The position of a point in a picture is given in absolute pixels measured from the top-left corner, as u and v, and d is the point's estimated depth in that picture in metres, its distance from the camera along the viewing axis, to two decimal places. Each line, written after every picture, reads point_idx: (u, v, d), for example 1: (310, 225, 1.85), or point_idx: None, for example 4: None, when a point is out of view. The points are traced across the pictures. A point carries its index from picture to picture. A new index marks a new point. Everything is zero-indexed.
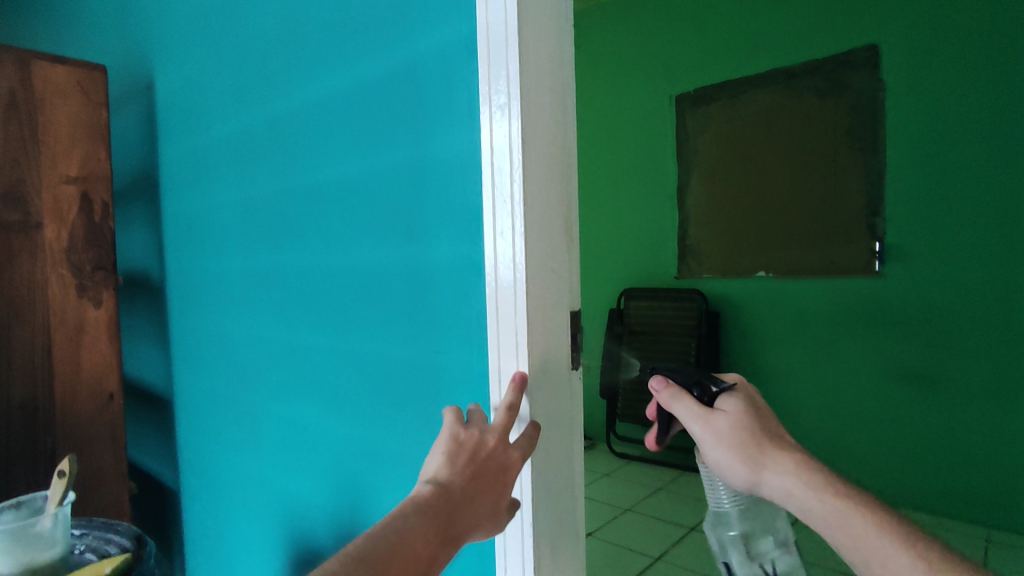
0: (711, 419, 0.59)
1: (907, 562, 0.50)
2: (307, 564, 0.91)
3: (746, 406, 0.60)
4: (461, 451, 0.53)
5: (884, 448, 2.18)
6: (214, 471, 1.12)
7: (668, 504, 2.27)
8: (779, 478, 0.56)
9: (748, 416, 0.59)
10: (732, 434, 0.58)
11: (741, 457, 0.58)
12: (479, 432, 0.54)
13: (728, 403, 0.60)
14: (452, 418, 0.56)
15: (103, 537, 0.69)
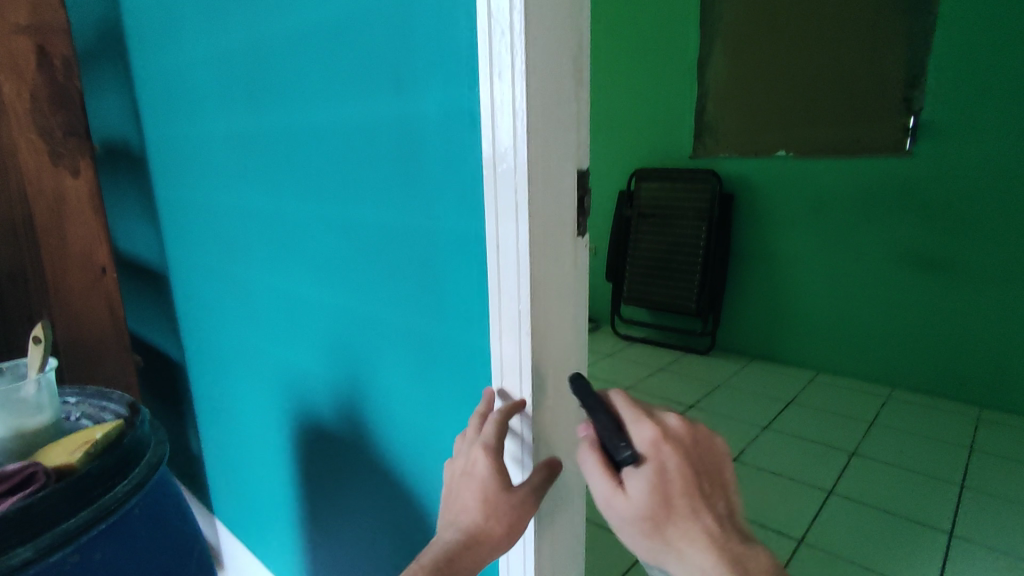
0: (613, 497, 0.46)
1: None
2: (311, 431, 0.93)
3: (659, 479, 0.44)
4: (449, 490, 0.56)
5: (887, 332, 2.19)
6: (215, 345, 1.11)
7: (669, 383, 2.33)
8: None
9: (661, 497, 0.44)
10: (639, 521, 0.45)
11: (644, 544, 0.45)
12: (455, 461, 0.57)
13: (633, 485, 0.45)
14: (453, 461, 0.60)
15: (98, 404, 0.68)
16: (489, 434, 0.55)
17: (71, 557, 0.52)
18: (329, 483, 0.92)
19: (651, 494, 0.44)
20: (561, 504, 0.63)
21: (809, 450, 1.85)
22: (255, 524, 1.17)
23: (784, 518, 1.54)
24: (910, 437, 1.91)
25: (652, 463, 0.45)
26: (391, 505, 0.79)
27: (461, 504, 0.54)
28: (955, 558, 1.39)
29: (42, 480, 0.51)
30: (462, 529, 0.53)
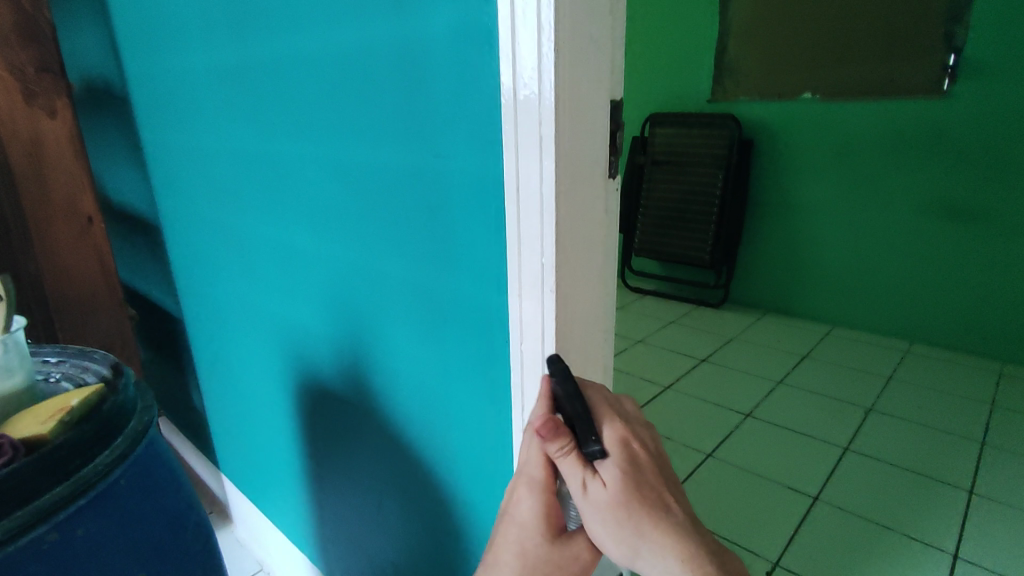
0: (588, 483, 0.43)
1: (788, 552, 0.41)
2: (314, 391, 0.88)
3: (631, 467, 0.42)
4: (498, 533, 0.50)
5: (909, 286, 2.11)
6: (211, 299, 1.06)
7: (681, 337, 2.28)
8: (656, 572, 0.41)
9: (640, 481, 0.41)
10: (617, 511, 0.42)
11: (616, 535, 0.42)
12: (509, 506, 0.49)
13: (609, 471, 0.41)
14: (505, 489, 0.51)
15: (80, 365, 0.63)
16: (533, 470, 0.47)
17: (50, 535, 0.48)
18: (333, 443, 0.87)
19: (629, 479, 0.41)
20: None
21: (825, 406, 1.81)
22: (260, 480, 1.15)
23: (800, 476, 1.51)
24: (928, 393, 1.86)
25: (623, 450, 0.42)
26: (397, 468, 0.75)
27: (511, 554, 0.49)
28: (976, 517, 1.36)
29: (8, 454, 0.46)
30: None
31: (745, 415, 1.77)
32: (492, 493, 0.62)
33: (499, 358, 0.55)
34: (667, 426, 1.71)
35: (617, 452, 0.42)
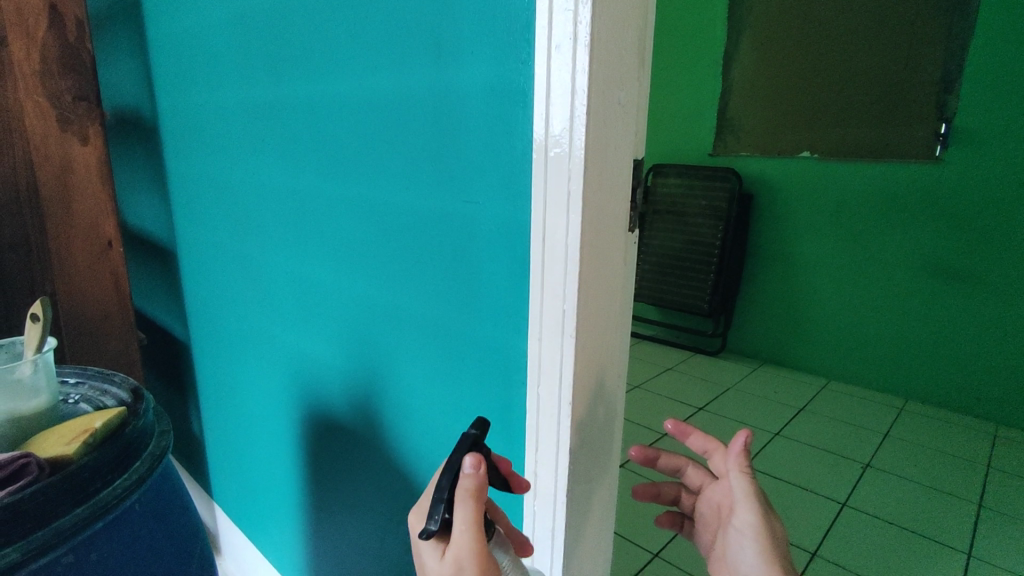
0: (459, 563, 0.41)
1: None
2: (319, 421, 0.88)
3: (763, 510, 0.55)
4: None
5: (904, 343, 2.14)
6: (222, 326, 1.07)
7: (678, 383, 2.29)
8: None
9: (769, 510, 0.55)
10: (751, 537, 0.54)
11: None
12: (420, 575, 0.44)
13: (747, 516, 0.54)
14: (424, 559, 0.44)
15: (99, 387, 0.64)
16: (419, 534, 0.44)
17: (65, 558, 0.47)
18: (337, 476, 0.88)
19: (764, 508, 0.54)
20: (590, 517, 0.59)
21: (820, 458, 1.81)
22: (255, 511, 1.14)
23: (794, 527, 1.50)
24: (922, 450, 1.87)
25: (750, 478, 0.55)
26: (401, 505, 0.75)
27: None
28: None
29: (33, 474, 0.46)
30: None
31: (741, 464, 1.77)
32: None
33: (515, 398, 0.57)
34: None
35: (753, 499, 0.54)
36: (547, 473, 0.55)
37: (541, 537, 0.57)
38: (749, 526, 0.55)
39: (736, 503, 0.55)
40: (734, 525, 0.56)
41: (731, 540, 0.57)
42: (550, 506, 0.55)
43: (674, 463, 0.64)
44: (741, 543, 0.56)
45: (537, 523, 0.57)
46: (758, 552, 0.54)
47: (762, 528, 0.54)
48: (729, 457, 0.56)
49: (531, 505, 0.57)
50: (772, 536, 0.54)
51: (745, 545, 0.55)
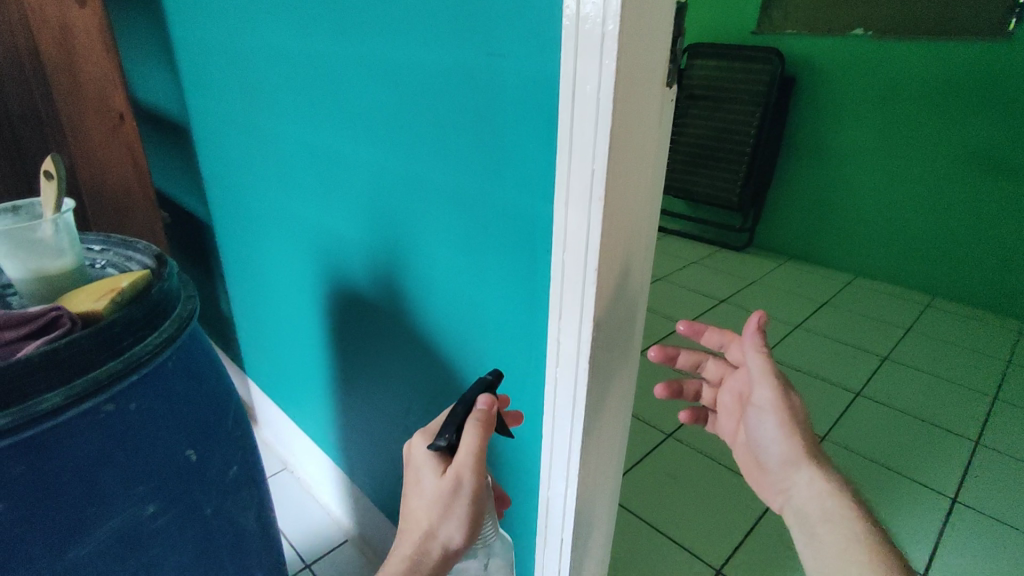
0: (458, 480, 0.49)
1: (809, 476, 0.54)
2: (344, 299, 0.89)
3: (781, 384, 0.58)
4: (416, 508, 0.52)
5: (938, 239, 2.07)
6: (242, 205, 1.06)
7: (701, 277, 2.28)
8: (810, 480, 0.54)
9: (787, 387, 0.58)
10: (770, 410, 0.57)
11: (782, 444, 0.56)
12: (413, 486, 0.53)
13: (764, 390, 0.58)
14: (417, 475, 0.53)
15: (124, 255, 0.64)
16: (421, 453, 0.53)
17: (107, 406, 0.50)
18: (362, 352, 0.90)
19: (782, 384, 0.58)
20: (611, 389, 0.59)
21: (840, 351, 1.82)
22: (286, 385, 1.20)
23: (808, 414, 1.54)
24: (944, 345, 1.86)
25: (767, 356, 0.59)
26: (425, 375, 0.77)
27: (424, 516, 0.51)
28: (978, 465, 1.39)
29: (66, 325, 0.48)
30: (433, 539, 0.52)
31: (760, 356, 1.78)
32: (521, 397, 0.64)
33: (540, 266, 0.56)
34: None
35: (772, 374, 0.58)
36: (570, 339, 0.54)
37: (563, 404, 0.58)
38: (767, 402, 0.58)
39: (755, 380, 0.59)
40: (753, 404, 0.59)
41: (752, 419, 0.60)
42: (572, 372, 0.55)
43: (694, 360, 0.68)
44: (761, 420, 0.59)
45: (558, 391, 0.58)
46: (778, 423, 0.57)
47: (781, 401, 0.57)
48: (745, 337, 0.59)
49: (553, 373, 0.58)
50: (791, 408, 0.57)
51: (765, 420, 0.58)
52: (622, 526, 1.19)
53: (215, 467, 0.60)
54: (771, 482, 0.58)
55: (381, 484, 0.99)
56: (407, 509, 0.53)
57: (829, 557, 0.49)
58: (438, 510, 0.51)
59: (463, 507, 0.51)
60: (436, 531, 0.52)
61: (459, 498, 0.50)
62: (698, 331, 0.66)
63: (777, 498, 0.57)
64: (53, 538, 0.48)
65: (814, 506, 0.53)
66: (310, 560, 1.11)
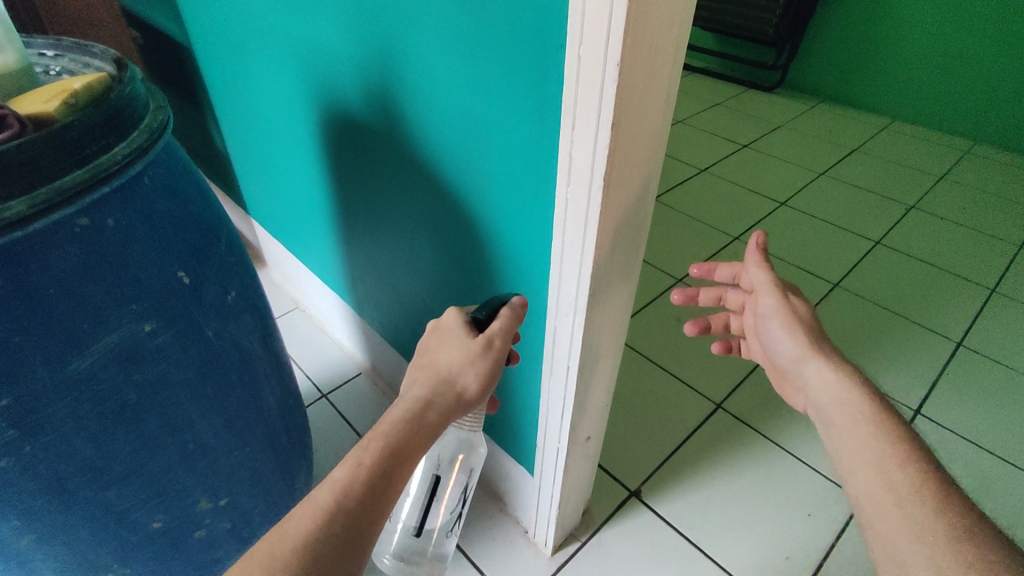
0: (491, 338, 0.53)
1: (820, 369, 0.55)
2: (339, 125, 0.82)
3: (782, 291, 0.61)
4: (435, 362, 0.52)
5: (992, 78, 1.90)
6: (220, 20, 0.94)
7: (724, 120, 2.12)
8: (820, 373, 0.55)
9: (789, 294, 0.61)
10: (776, 317, 0.60)
11: (792, 346, 0.59)
12: (434, 349, 0.54)
13: (767, 301, 0.61)
14: (440, 340, 0.54)
15: (82, 62, 0.56)
16: (449, 320, 0.55)
17: (80, 220, 0.47)
18: (363, 187, 0.84)
19: (783, 291, 0.61)
20: (629, 216, 0.54)
21: (865, 199, 1.74)
22: (289, 224, 1.16)
23: (824, 262, 1.50)
24: (976, 193, 1.78)
25: (769, 270, 0.62)
26: (432, 207, 0.72)
27: (444, 368, 0.52)
28: (990, 311, 1.38)
29: (16, 128, 0.43)
30: (446, 389, 0.51)
31: (779, 203, 1.71)
32: (531, 223, 0.59)
33: (554, 65, 0.48)
34: (696, 205, 1.67)
35: (774, 288, 0.61)
36: (584, 154, 0.48)
37: (573, 229, 0.53)
38: (771, 310, 0.61)
39: (760, 293, 0.62)
40: (761, 317, 0.63)
41: (763, 331, 0.63)
42: (585, 191, 0.50)
43: (713, 295, 0.70)
44: (770, 330, 0.62)
45: (569, 214, 0.53)
46: (782, 327, 0.60)
47: (782, 306, 0.60)
48: (746, 257, 0.63)
49: (564, 194, 0.52)
50: (794, 311, 0.60)
51: (772, 326, 0.61)
52: (626, 364, 1.22)
53: (211, 291, 0.58)
54: (791, 382, 0.60)
55: (389, 321, 0.99)
56: (427, 364, 0.53)
57: (841, 439, 0.50)
58: (463, 358, 0.52)
59: (486, 366, 0.52)
60: (453, 380, 0.51)
61: (486, 356, 0.52)
62: (710, 271, 0.69)
63: (801, 398, 0.59)
64: (49, 350, 0.47)
65: (826, 392, 0.54)
66: (326, 392, 1.16)
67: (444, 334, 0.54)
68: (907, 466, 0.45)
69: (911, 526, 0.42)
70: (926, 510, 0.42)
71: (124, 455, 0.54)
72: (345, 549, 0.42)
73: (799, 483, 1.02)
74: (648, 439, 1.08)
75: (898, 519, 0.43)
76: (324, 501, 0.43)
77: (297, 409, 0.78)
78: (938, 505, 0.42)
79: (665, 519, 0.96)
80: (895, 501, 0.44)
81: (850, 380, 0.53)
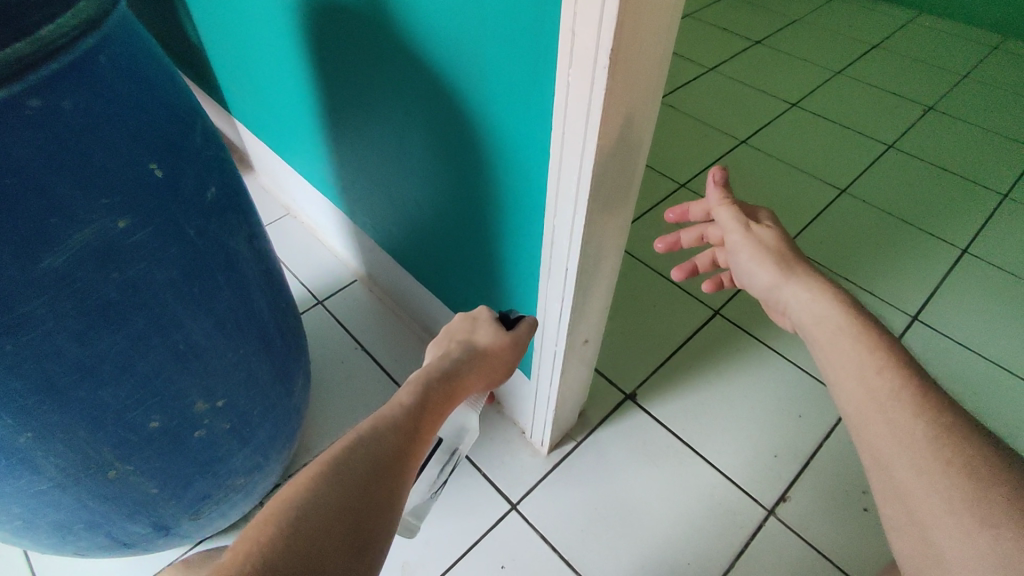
0: (518, 334, 0.63)
1: (800, 288, 0.53)
2: (317, 8, 0.74)
3: (747, 221, 0.59)
4: (469, 337, 0.61)
5: None
6: None
7: (738, 13, 1.97)
8: (796, 295, 0.53)
9: (753, 223, 0.59)
10: (746, 249, 0.58)
11: (764, 276, 0.56)
12: (469, 328, 0.63)
13: (734, 235, 0.59)
14: (473, 323, 0.63)
15: None
16: (480, 313, 0.64)
17: (31, 101, 0.42)
18: (348, 78, 0.78)
19: (747, 221, 0.58)
20: (638, 103, 0.49)
21: (881, 99, 1.65)
22: (273, 125, 1.10)
23: (832, 166, 1.45)
24: (998, 93, 1.68)
25: (732, 203, 0.60)
26: (421, 99, 0.67)
27: (479, 344, 0.60)
28: (1000, 218, 1.34)
29: None
30: (479, 355, 0.59)
31: (790, 105, 1.62)
32: (530, 110, 0.55)
33: None
34: (703, 107, 1.59)
35: (740, 221, 0.59)
36: (589, 25, 0.43)
37: (575, 118, 0.49)
38: (738, 244, 0.59)
39: (727, 229, 0.60)
40: (734, 252, 0.60)
41: (738, 266, 0.60)
42: (588, 72, 0.45)
43: (693, 234, 0.66)
44: (743, 263, 0.59)
45: (570, 99, 0.48)
46: (751, 257, 0.58)
47: (748, 237, 0.58)
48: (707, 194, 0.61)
49: (565, 75, 0.47)
50: (759, 240, 0.57)
51: (745, 260, 0.58)
52: (625, 272, 1.20)
53: (188, 186, 0.54)
54: (775, 309, 0.57)
55: (382, 225, 0.95)
56: (461, 339, 0.61)
57: (824, 353, 0.48)
58: (493, 341, 0.61)
59: (509, 352, 0.62)
60: (486, 353, 0.60)
61: (511, 345, 0.62)
62: (683, 213, 0.65)
63: (787, 321, 0.57)
64: (17, 246, 0.44)
65: (806, 312, 0.52)
66: (321, 298, 1.14)
67: (476, 321, 0.63)
68: (886, 371, 0.44)
69: (892, 428, 0.41)
70: (907, 413, 0.41)
71: (113, 355, 0.52)
72: (378, 467, 0.44)
73: (788, 387, 1.03)
74: (645, 345, 1.08)
75: (880, 425, 0.42)
76: (361, 429, 0.47)
77: (290, 312, 0.77)
78: (920, 408, 0.41)
79: (659, 421, 0.97)
80: (877, 407, 0.43)
81: (828, 297, 0.51)
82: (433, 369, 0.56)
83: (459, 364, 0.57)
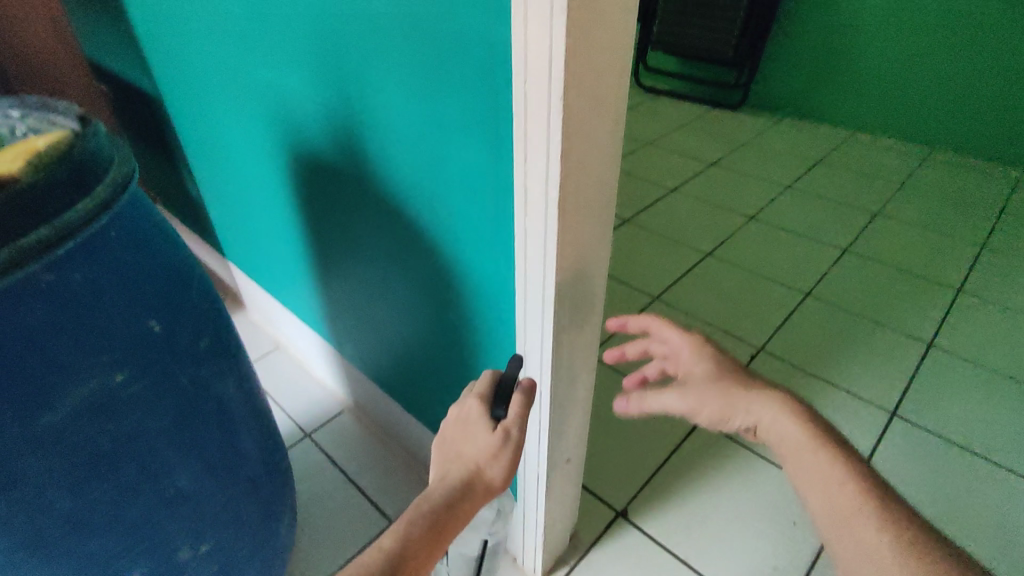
0: (511, 427, 0.52)
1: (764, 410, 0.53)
2: (307, 168, 0.83)
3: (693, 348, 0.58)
4: (458, 455, 0.52)
5: (941, 86, 1.98)
6: (188, 73, 0.96)
7: (692, 140, 2.18)
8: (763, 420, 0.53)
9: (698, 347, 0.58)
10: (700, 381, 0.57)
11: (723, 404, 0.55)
12: (460, 437, 0.53)
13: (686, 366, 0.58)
14: (461, 429, 0.53)
15: (47, 120, 0.57)
16: (469, 411, 0.54)
17: (45, 275, 0.47)
18: (336, 227, 0.86)
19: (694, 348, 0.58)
20: (590, 244, 0.56)
21: (831, 208, 1.79)
22: (264, 265, 1.17)
23: (793, 272, 1.54)
24: (935, 197, 1.84)
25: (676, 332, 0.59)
26: (401, 243, 0.74)
27: (470, 463, 0.51)
28: (958, 312, 1.41)
29: None
30: (470, 481, 0.50)
31: (748, 218, 1.75)
32: (496, 252, 0.61)
33: (506, 101, 0.50)
34: (668, 224, 1.71)
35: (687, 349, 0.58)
36: (538, 184, 0.50)
37: (534, 258, 0.55)
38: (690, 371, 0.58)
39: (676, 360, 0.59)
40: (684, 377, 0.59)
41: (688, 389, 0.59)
42: (541, 220, 0.52)
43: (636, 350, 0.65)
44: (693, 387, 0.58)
45: (529, 244, 0.55)
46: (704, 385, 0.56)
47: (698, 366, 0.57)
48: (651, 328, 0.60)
49: (523, 224, 0.54)
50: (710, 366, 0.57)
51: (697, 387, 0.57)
52: (608, 386, 1.23)
53: (184, 337, 0.59)
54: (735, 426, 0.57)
55: (368, 356, 0.99)
56: (451, 458, 0.52)
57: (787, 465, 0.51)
58: (487, 449, 0.51)
59: (510, 452, 0.52)
60: (481, 471, 0.51)
61: (509, 443, 0.52)
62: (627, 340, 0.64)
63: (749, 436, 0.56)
64: (20, 406, 0.47)
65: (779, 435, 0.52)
66: (309, 431, 1.15)
67: (466, 424, 0.54)
68: (849, 484, 0.46)
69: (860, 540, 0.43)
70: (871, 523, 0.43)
71: (102, 505, 0.54)
72: None
73: (780, 493, 1.02)
74: (633, 459, 1.08)
75: (853, 540, 0.44)
76: None
77: (278, 449, 0.78)
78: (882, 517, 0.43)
79: (654, 539, 0.96)
80: (846, 520, 0.44)
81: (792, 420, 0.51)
82: (417, 516, 0.48)
83: (449, 506, 0.49)
